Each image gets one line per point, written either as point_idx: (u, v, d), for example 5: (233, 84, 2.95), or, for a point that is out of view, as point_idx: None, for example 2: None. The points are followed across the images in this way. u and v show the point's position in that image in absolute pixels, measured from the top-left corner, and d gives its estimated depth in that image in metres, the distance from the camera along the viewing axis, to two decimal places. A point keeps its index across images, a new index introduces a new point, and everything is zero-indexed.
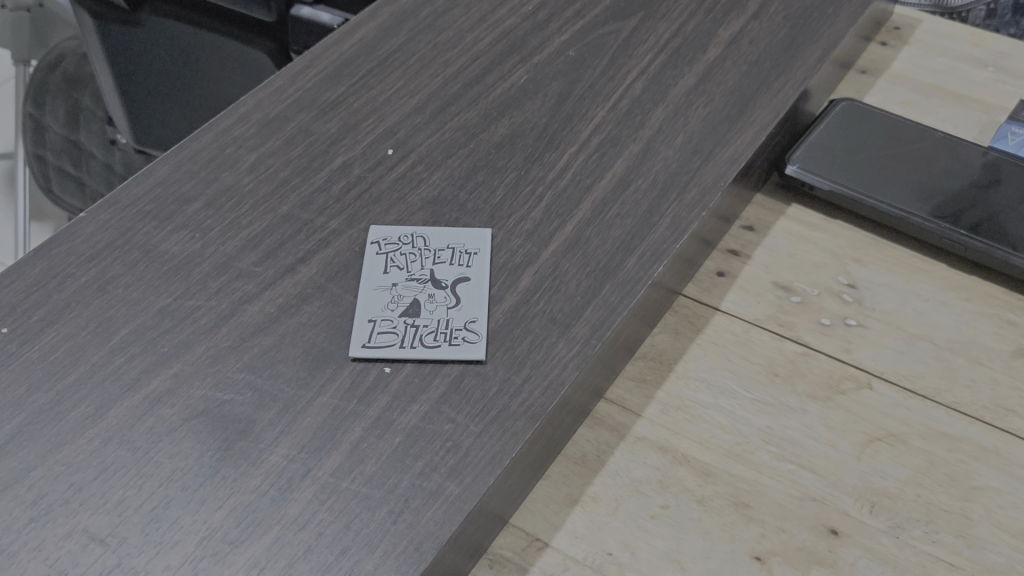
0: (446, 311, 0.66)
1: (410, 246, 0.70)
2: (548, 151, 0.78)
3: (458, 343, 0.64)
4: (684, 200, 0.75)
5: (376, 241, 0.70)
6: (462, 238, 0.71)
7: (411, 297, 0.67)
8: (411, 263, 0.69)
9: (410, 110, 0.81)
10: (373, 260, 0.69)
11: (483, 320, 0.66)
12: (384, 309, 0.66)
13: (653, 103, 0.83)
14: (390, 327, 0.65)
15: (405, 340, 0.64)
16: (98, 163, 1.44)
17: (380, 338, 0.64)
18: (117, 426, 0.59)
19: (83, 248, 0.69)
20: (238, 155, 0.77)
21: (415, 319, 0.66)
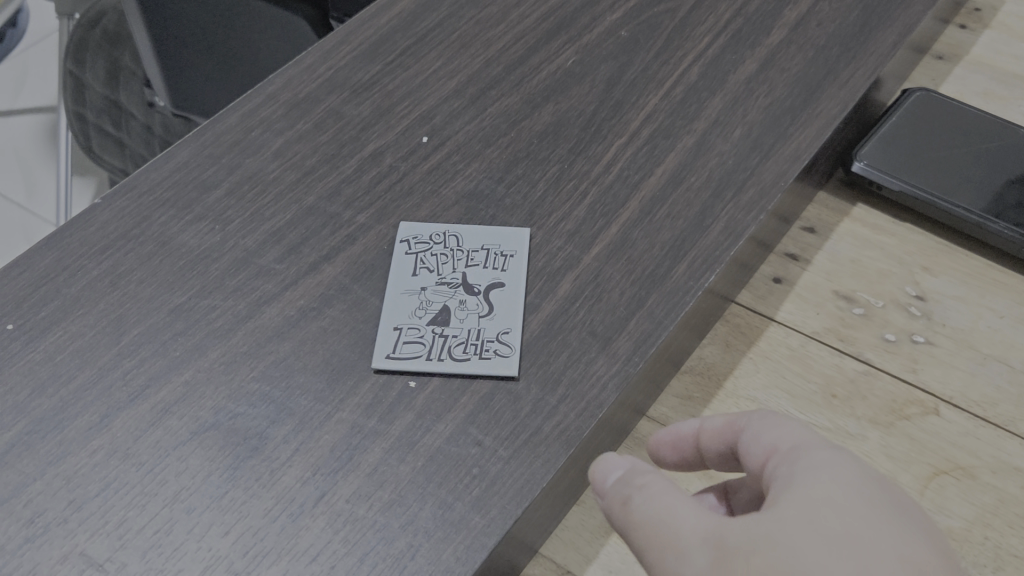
0: (478, 320, 0.61)
1: (442, 245, 0.66)
2: (594, 142, 0.73)
3: (488, 356, 0.59)
4: (740, 201, 0.69)
5: (405, 239, 0.66)
6: (499, 239, 0.66)
7: (441, 303, 0.63)
8: (442, 266, 0.65)
9: (448, 93, 0.76)
10: (401, 261, 0.64)
11: (517, 332, 0.61)
12: (412, 315, 0.61)
13: (710, 90, 0.77)
14: (417, 336, 0.60)
15: (432, 351, 0.60)
16: (138, 124, 1.37)
17: (405, 349, 0.59)
18: (121, 439, 0.55)
19: (96, 238, 0.65)
20: (264, 139, 0.72)
21: (444, 329, 0.61)
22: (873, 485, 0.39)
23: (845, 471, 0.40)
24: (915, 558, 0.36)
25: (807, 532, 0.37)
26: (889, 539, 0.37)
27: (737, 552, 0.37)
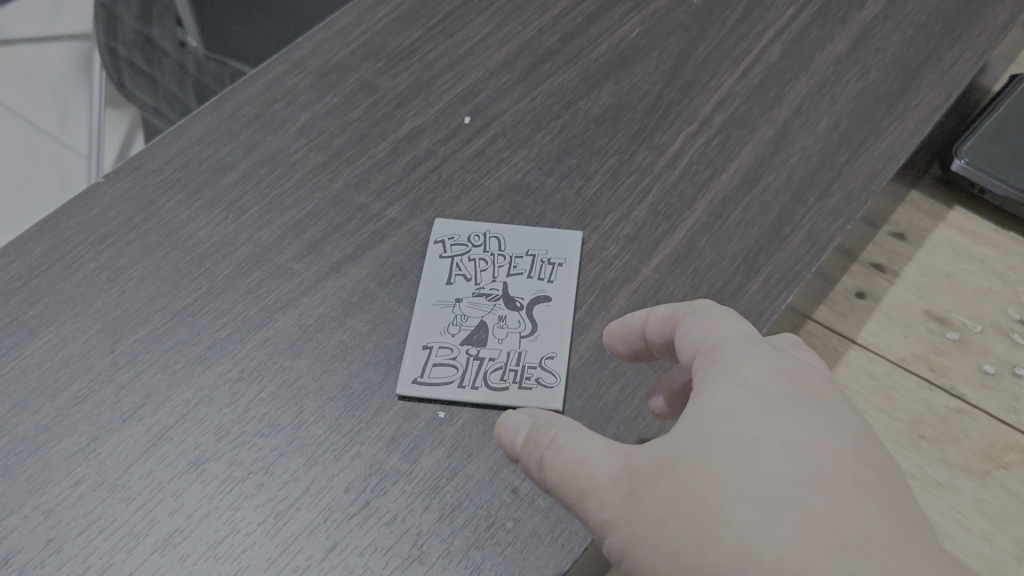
0: (519, 341, 0.54)
1: (482, 248, 0.58)
2: (658, 130, 0.64)
3: (530, 385, 0.52)
4: (825, 206, 0.60)
5: (441, 240, 0.58)
6: (546, 243, 0.58)
7: (478, 318, 0.55)
8: (482, 274, 0.57)
9: (496, 66, 0.67)
10: (435, 265, 0.57)
11: (562, 357, 0.53)
12: (444, 332, 0.54)
13: (794, 72, 0.67)
14: (448, 357, 0.53)
15: (465, 377, 0.52)
16: (172, 61, 1.08)
17: (434, 373, 0.52)
18: (110, 469, 0.49)
19: (95, 223, 0.58)
20: (288, 113, 0.64)
21: (480, 350, 0.53)
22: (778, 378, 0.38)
23: (757, 369, 0.38)
24: (817, 444, 0.35)
25: (703, 445, 0.36)
26: (793, 432, 0.35)
27: (645, 481, 0.37)
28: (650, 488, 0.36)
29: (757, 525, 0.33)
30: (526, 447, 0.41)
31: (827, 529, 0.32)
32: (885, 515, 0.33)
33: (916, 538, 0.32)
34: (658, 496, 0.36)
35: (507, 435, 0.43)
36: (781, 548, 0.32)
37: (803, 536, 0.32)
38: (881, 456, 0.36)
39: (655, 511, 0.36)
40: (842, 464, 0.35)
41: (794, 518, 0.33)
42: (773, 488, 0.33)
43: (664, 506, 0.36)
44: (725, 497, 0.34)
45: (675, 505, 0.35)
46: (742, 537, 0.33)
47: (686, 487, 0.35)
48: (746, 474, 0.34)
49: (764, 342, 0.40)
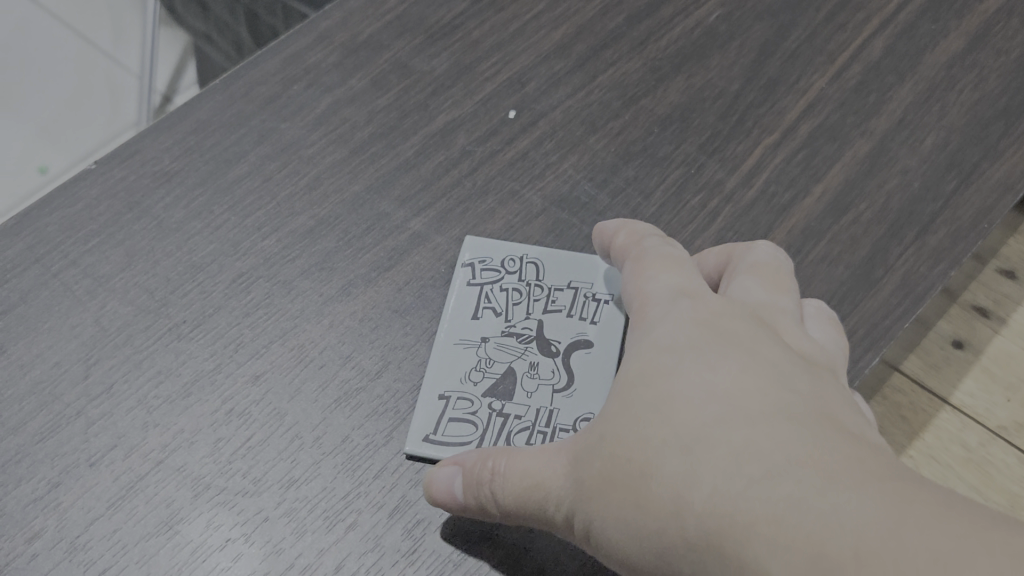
0: (551, 396, 0.46)
1: (518, 275, 0.50)
2: (732, 139, 0.55)
3: None
4: (925, 245, 0.51)
5: (471, 264, 0.50)
6: (592, 275, 0.50)
7: (506, 364, 0.47)
8: (514, 308, 0.49)
9: (550, 50, 0.59)
10: (462, 296, 0.49)
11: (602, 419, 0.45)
12: (464, 379, 0.46)
13: (896, 73, 0.58)
14: (466, 412, 0.45)
15: (484, 439, 0.44)
16: None
17: (449, 432, 0.44)
18: (70, 524, 0.42)
19: (78, 218, 0.51)
20: (308, 96, 0.56)
21: (505, 405, 0.45)
22: (694, 328, 0.38)
23: (676, 322, 0.39)
24: (728, 384, 0.35)
25: (625, 414, 0.36)
26: (704, 378, 0.36)
27: (582, 462, 0.37)
28: (585, 457, 0.37)
29: (680, 476, 0.33)
30: (466, 493, 0.39)
31: (744, 458, 0.32)
32: (802, 434, 0.33)
33: (837, 445, 0.32)
34: (597, 474, 0.36)
35: (440, 491, 0.40)
36: (706, 488, 0.32)
37: (725, 475, 0.32)
38: (807, 382, 0.37)
39: (597, 487, 0.36)
40: (759, 395, 0.35)
41: (715, 458, 0.33)
42: (690, 439, 0.34)
43: (604, 479, 0.35)
44: (649, 457, 0.34)
45: (612, 475, 0.35)
46: (671, 488, 0.33)
47: (618, 457, 0.35)
48: (664, 429, 0.35)
49: (688, 290, 0.41)
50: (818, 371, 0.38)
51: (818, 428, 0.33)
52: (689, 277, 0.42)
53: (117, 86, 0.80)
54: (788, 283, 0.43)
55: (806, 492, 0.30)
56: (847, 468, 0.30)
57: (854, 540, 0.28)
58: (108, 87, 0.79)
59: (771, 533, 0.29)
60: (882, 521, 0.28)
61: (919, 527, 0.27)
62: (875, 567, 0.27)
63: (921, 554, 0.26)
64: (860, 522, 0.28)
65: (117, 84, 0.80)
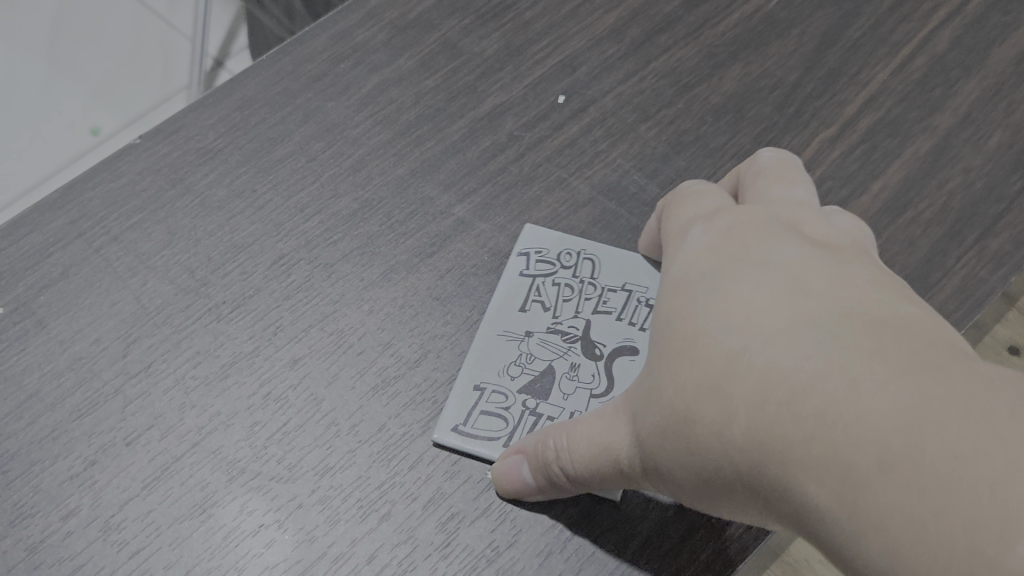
0: (588, 401, 0.44)
1: (572, 270, 0.49)
2: (788, 131, 0.53)
3: None
4: (987, 248, 0.49)
5: (525, 252, 0.49)
6: (648, 281, 0.48)
7: (547, 362, 0.46)
8: (563, 304, 0.48)
9: (604, 33, 0.57)
10: (512, 287, 0.48)
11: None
12: (501, 372, 0.45)
13: (963, 67, 0.56)
14: (500, 406, 0.44)
15: (513, 436, 0.44)
16: None
17: (479, 425, 0.44)
18: (105, 503, 0.42)
19: (121, 194, 0.51)
20: (355, 75, 0.55)
21: (539, 404, 0.44)
22: (710, 254, 0.38)
23: (694, 255, 0.39)
24: (740, 301, 0.35)
25: (654, 357, 0.36)
26: (718, 302, 0.35)
27: (631, 415, 0.37)
28: (631, 402, 0.37)
29: (711, 415, 0.33)
30: (534, 476, 0.40)
31: (763, 382, 0.32)
32: (813, 333, 0.32)
33: (850, 333, 0.31)
34: (642, 422, 0.36)
35: (507, 472, 0.41)
36: (734, 424, 0.32)
37: (750, 404, 0.32)
38: (822, 266, 0.36)
39: (646, 434, 0.36)
40: (772, 303, 0.34)
41: (737, 387, 0.32)
42: (712, 372, 0.33)
43: (649, 424, 0.36)
44: (679, 397, 0.34)
45: (654, 422, 0.35)
46: (706, 426, 0.33)
47: (654, 400, 0.36)
48: (687, 364, 0.34)
49: (706, 218, 0.41)
50: (843, 253, 0.37)
51: (835, 322, 0.32)
52: (713, 206, 0.42)
53: (170, 47, 0.78)
54: (799, 179, 0.43)
55: (826, 407, 0.29)
56: (860, 365, 0.29)
57: (874, 450, 0.27)
58: (161, 47, 0.78)
59: (804, 465, 0.29)
60: (897, 427, 0.27)
61: (936, 427, 0.27)
62: (904, 474, 0.27)
63: (940, 461, 0.26)
64: (880, 428, 0.28)
65: (170, 44, 0.79)
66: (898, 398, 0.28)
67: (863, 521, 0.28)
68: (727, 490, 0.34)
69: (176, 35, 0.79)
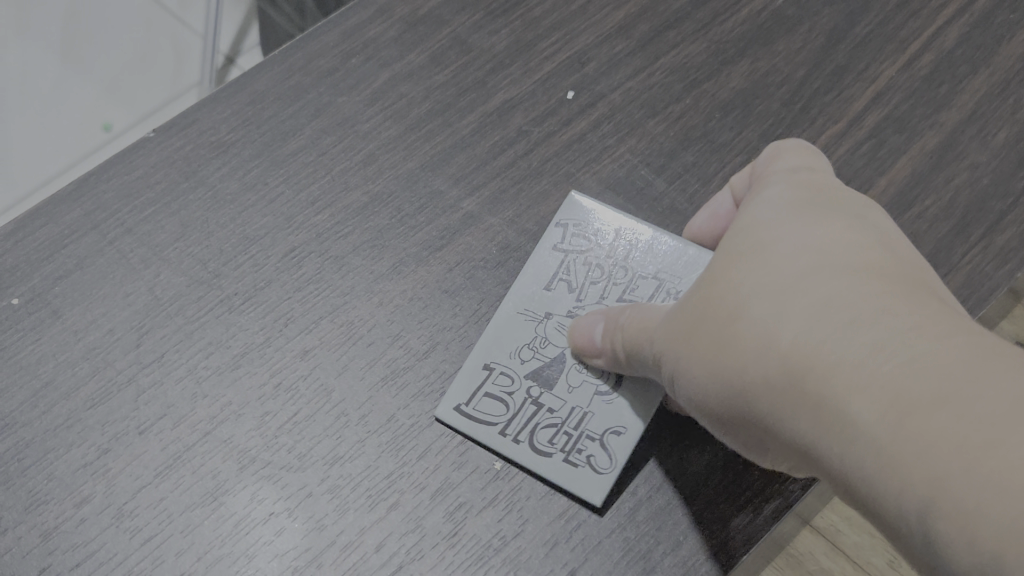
0: (590, 397, 0.45)
1: (606, 249, 0.48)
2: (796, 128, 0.54)
3: (576, 461, 0.43)
4: (991, 245, 0.49)
5: (563, 223, 0.49)
6: (684, 269, 0.47)
7: (560, 349, 0.46)
8: (590, 286, 0.48)
9: (614, 28, 0.57)
10: (543, 261, 0.48)
11: (632, 433, 0.44)
12: (514, 354, 0.46)
13: (971, 64, 0.56)
14: (503, 391, 0.45)
15: (511, 423, 0.44)
16: None
17: (481, 406, 0.45)
18: (118, 491, 0.43)
19: (135, 187, 0.51)
20: (367, 69, 0.56)
21: (542, 394, 0.45)
22: (804, 196, 0.41)
23: (790, 192, 0.41)
24: (829, 241, 0.37)
25: (728, 263, 0.39)
26: (805, 235, 0.38)
27: (684, 309, 0.40)
28: (684, 311, 0.40)
29: (768, 324, 0.36)
30: (604, 341, 0.43)
31: (836, 306, 0.34)
32: (894, 286, 0.35)
33: (930, 301, 0.34)
34: (694, 317, 0.39)
35: (582, 336, 0.44)
36: (791, 333, 0.35)
37: (812, 317, 0.35)
38: (905, 250, 0.39)
39: (690, 328, 0.39)
40: (853, 252, 0.37)
41: (805, 302, 0.35)
42: (784, 284, 0.37)
43: (698, 319, 0.39)
44: (744, 300, 0.38)
45: (706, 314, 0.39)
46: (759, 337, 0.36)
47: (716, 299, 0.39)
48: (762, 276, 0.38)
49: (798, 166, 0.43)
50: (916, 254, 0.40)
51: (918, 289, 0.35)
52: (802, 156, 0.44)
53: (180, 45, 0.77)
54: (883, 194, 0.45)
55: (893, 341, 0.32)
56: (937, 319, 0.33)
57: (937, 386, 0.30)
58: (173, 47, 0.77)
59: (854, 371, 0.33)
60: (960, 378, 0.30)
61: (994, 392, 0.30)
62: (950, 412, 0.30)
63: (984, 419, 0.29)
64: (941, 372, 0.31)
65: (181, 42, 0.78)
66: (968, 361, 0.31)
67: (902, 434, 0.31)
68: (752, 401, 0.37)
69: (186, 33, 0.78)
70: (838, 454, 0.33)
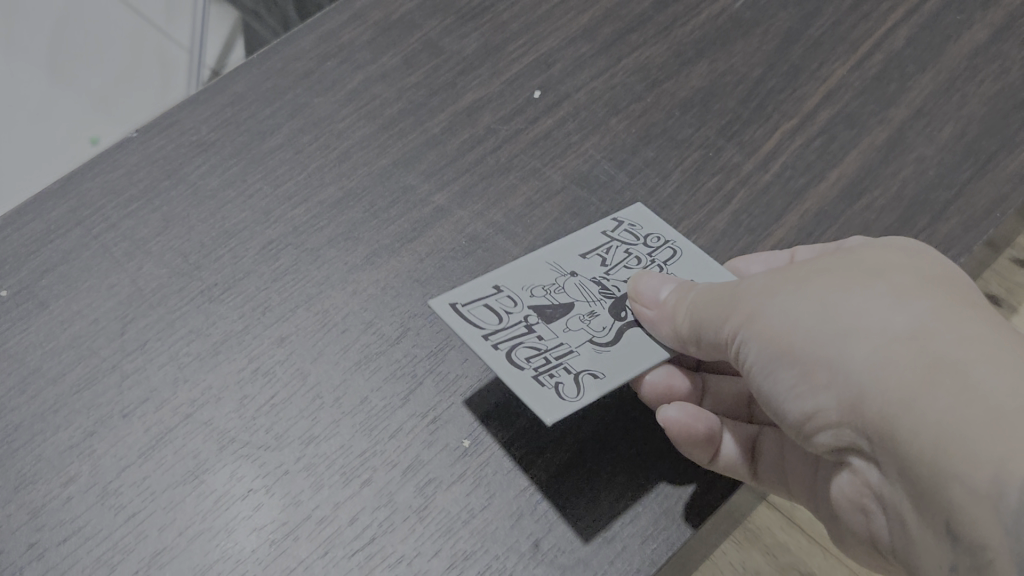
0: (583, 342, 0.45)
1: (652, 250, 0.50)
2: (752, 123, 0.56)
3: (545, 381, 0.41)
4: (939, 231, 0.52)
5: (618, 220, 0.51)
6: (704, 275, 0.48)
7: (571, 301, 0.47)
8: (621, 268, 0.49)
9: (578, 32, 0.60)
10: (591, 237, 0.50)
11: (608, 381, 0.43)
12: (527, 287, 0.47)
13: (918, 64, 0.59)
14: (502, 307, 0.45)
15: (498, 330, 0.43)
16: None
17: (475, 310, 0.44)
18: (103, 470, 0.45)
19: (120, 186, 0.54)
20: (341, 71, 0.58)
21: (538, 324, 0.45)
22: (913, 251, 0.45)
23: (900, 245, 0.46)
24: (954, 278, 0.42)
25: (856, 253, 0.43)
26: (933, 265, 0.42)
27: (796, 270, 0.43)
28: (796, 269, 0.43)
29: (903, 296, 0.39)
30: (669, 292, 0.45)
31: (981, 316, 0.38)
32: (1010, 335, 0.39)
33: None
34: (811, 276, 0.42)
35: (645, 290, 0.45)
36: (930, 309, 0.38)
37: (947, 308, 0.38)
38: None
39: (803, 281, 0.42)
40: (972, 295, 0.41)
41: (943, 299, 0.39)
42: (921, 280, 0.40)
43: (814, 277, 0.42)
44: (878, 275, 0.41)
45: (826, 275, 0.41)
46: (889, 300, 0.39)
47: (842, 267, 0.42)
48: (896, 267, 0.41)
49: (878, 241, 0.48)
50: None
51: None
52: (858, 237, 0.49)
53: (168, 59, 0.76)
54: None
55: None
56: None
57: None
58: (159, 62, 0.76)
59: (988, 348, 0.36)
60: None
61: None
62: None
63: None
64: None
65: (167, 58, 0.76)
66: None
67: None
68: (850, 344, 0.39)
69: (175, 48, 0.76)
70: (939, 399, 0.35)
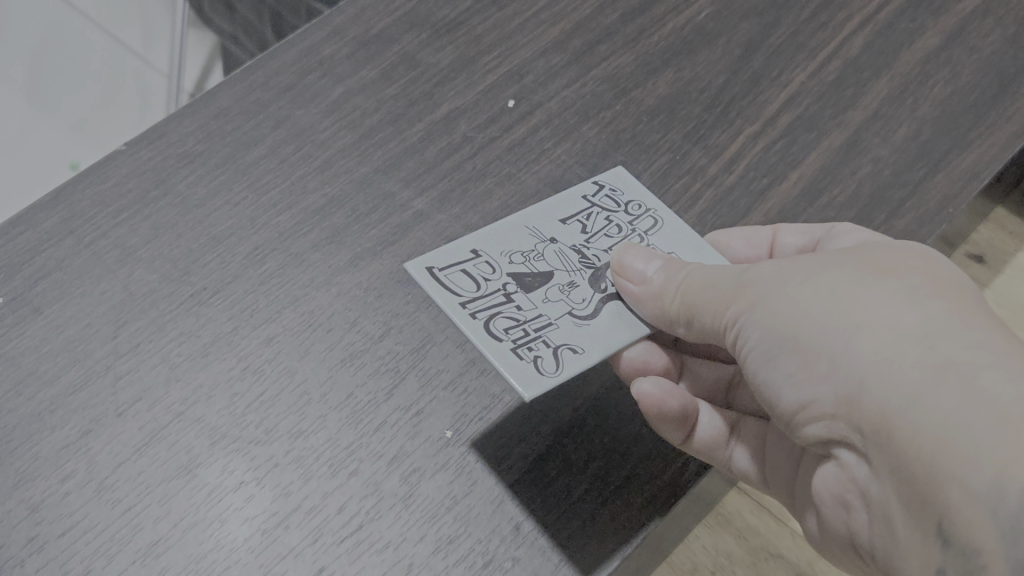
0: (562, 313, 0.47)
1: (632, 218, 0.53)
2: (717, 128, 0.59)
3: (524, 355, 0.43)
4: (895, 227, 0.54)
5: (602, 184, 0.54)
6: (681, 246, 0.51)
7: (550, 268, 0.49)
8: (602, 235, 0.52)
9: (549, 44, 0.63)
10: (572, 201, 0.53)
11: (587, 356, 0.45)
12: (507, 254, 0.49)
13: (874, 70, 0.62)
14: (481, 274, 0.47)
15: (477, 298, 0.46)
16: None
17: (453, 277, 0.46)
18: (99, 466, 0.46)
19: (109, 196, 0.55)
20: (322, 84, 0.61)
21: (517, 293, 0.47)
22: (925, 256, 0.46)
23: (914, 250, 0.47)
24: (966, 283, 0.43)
25: (872, 251, 0.44)
26: (948, 268, 0.44)
27: (806, 262, 0.44)
28: (808, 261, 0.44)
29: (917, 291, 0.41)
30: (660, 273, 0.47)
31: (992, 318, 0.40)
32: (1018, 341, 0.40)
33: None
34: (818, 266, 0.44)
35: (636, 270, 0.48)
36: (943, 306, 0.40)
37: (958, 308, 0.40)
38: None
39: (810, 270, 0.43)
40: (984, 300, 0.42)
41: (955, 298, 0.40)
42: (934, 279, 0.42)
43: (823, 269, 0.43)
44: (892, 270, 0.42)
45: (838, 267, 0.43)
46: (900, 292, 0.41)
47: (857, 260, 0.43)
48: (910, 266, 0.43)
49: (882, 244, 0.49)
50: None
51: None
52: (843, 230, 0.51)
53: None
54: None
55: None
56: None
57: None
58: None
59: (996, 347, 0.37)
60: None
61: None
62: None
63: None
64: None
65: None
66: None
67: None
68: (854, 330, 0.40)
69: None
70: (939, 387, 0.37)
